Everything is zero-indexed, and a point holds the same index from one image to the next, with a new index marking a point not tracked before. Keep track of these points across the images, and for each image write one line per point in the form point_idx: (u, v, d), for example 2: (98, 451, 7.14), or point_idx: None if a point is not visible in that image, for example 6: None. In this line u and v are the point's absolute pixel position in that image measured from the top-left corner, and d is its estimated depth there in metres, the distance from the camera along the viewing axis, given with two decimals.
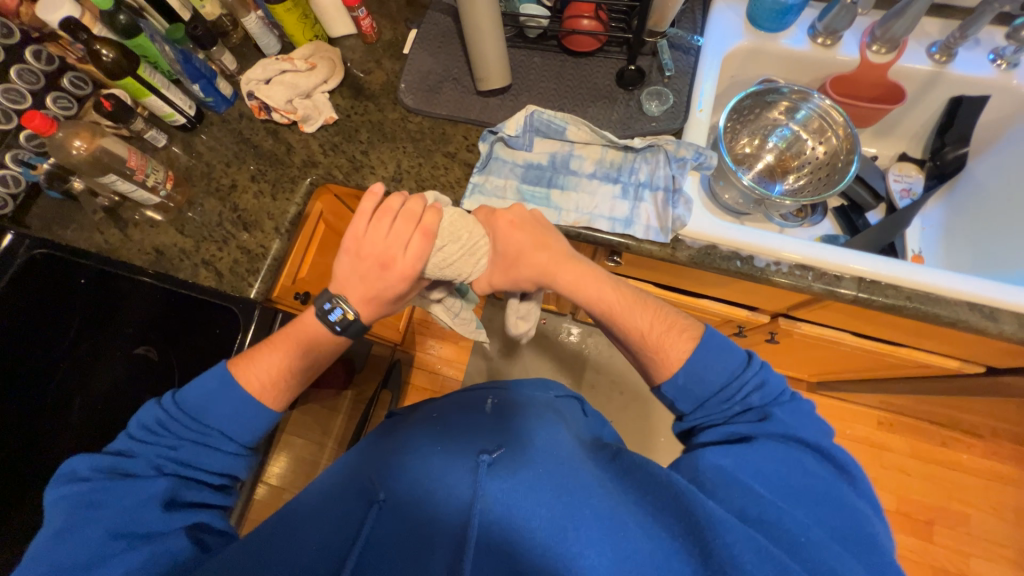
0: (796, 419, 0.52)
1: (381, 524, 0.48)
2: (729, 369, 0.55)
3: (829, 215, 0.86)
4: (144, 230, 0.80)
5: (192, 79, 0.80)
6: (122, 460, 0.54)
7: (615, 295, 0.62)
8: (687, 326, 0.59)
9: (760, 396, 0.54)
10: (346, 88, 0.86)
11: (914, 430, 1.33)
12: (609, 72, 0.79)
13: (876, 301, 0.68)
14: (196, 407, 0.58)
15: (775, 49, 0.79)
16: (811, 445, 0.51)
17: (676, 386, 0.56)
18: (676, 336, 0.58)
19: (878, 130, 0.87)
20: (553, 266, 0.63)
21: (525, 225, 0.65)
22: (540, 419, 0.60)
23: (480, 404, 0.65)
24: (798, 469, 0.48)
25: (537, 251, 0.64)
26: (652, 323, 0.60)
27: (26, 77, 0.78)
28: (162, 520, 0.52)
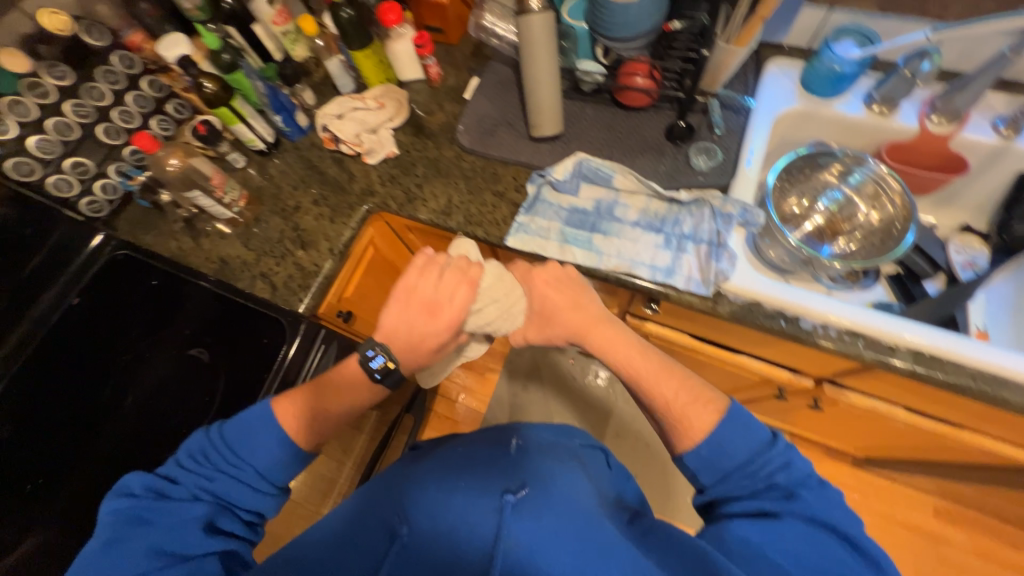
0: (821, 502, 0.50)
1: (402, 563, 0.48)
2: (751, 445, 0.53)
3: (883, 281, 0.82)
4: (214, 241, 0.87)
5: (274, 110, 0.90)
6: (164, 483, 0.58)
7: (643, 363, 0.62)
8: (712, 400, 0.57)
9: (786, 477, 0.51)
10: (409, 126, 0.92)
11: (975, 523, 1.20)
12: (659, 127, 0.81)
13: (934, 377, 0.64)
14: (235, 441, 0.61)
15: (828, 113, 0.79)
16: (843, 533, 0.48)
17: (699, 458, 0.54)
18: (700, 405, 0.57)
19: (937, 199, 0.84)
20: (581, 318, 0.67)
21: (558, 278, 0.69)
22: (565, 464, 0.60)
23: (505, 442, 0.65)
24: (826, 554, 0.47)
25: (568, 303, 0.68)
26: (676, 392, 0.58)
27: (139, 101, 0.88)
28: (195, 544, 0.54)
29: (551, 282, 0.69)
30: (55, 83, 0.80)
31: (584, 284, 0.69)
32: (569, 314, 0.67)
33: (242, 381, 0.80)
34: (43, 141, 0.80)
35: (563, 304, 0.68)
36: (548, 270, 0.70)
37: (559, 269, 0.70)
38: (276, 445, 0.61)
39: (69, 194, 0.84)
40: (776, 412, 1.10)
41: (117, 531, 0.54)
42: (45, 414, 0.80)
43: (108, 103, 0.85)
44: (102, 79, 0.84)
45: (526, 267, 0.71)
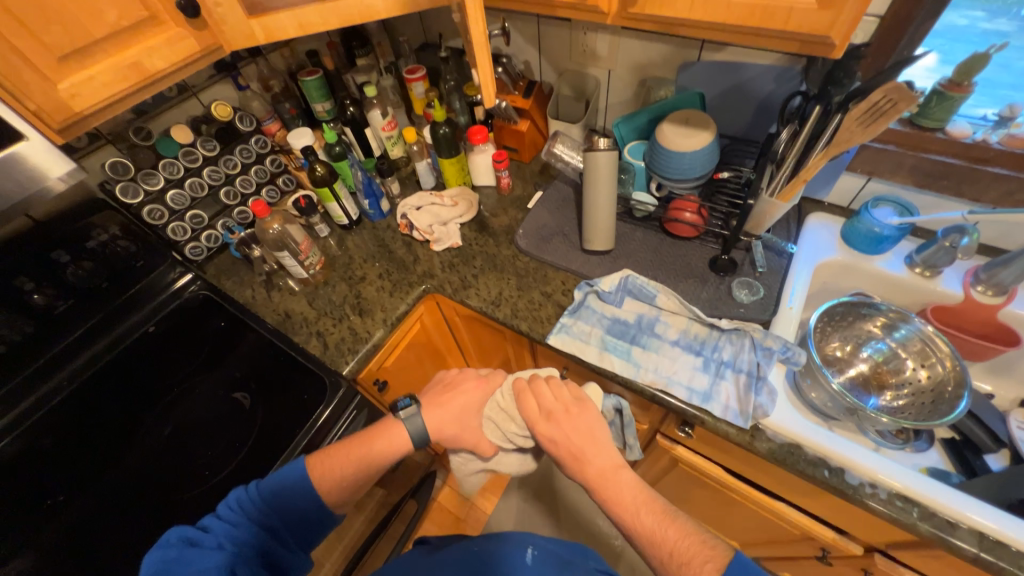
0: None
1: None
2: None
3: (937, 445, 0.78)
4: (284, 296, 0.98)
5: (366, 196, 1.05)
6: (198, 530, 0.60)
7: (647, 516, 0.59)
8: (713, 554, 0.54)
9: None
10: (474, 223, 1.04)
11: None
12: (703, 257, 0.88)
13: (1006, 570, 0.57)
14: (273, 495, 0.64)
15: (869, 268, 0.83)
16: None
17: None
18: (697, 565, 0.53)
19: (990, 367, 0.82)
20: (593, 466, 0.64)
21: (570, 422, 0.67)
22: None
23: (520, 552, 0.66)
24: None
25: (584, 448, 0.66)
26: (677, 541, 0.56)
27: (259, 173, 1.06)
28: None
29: (559, 428, 0.66)
30: (205, 153, 0.98)
31: (597, 427, 0.67)
32: (574, 461, 0.65)
33: (273, 429, 0.81)
34: (177, 195, 0.96)
35: (570, 450, 0.65)
36: (560, 412, 0.67)
37: (565, 414, 0.67)
38: (303, 495, 0.64)
39: (180, 238, 1.00)
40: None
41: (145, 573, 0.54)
42: (88, 431, 0.83)
43: (236, 172, 1.03)
44: (239, 155, 1.03)
45: (535, 406, 0.69)
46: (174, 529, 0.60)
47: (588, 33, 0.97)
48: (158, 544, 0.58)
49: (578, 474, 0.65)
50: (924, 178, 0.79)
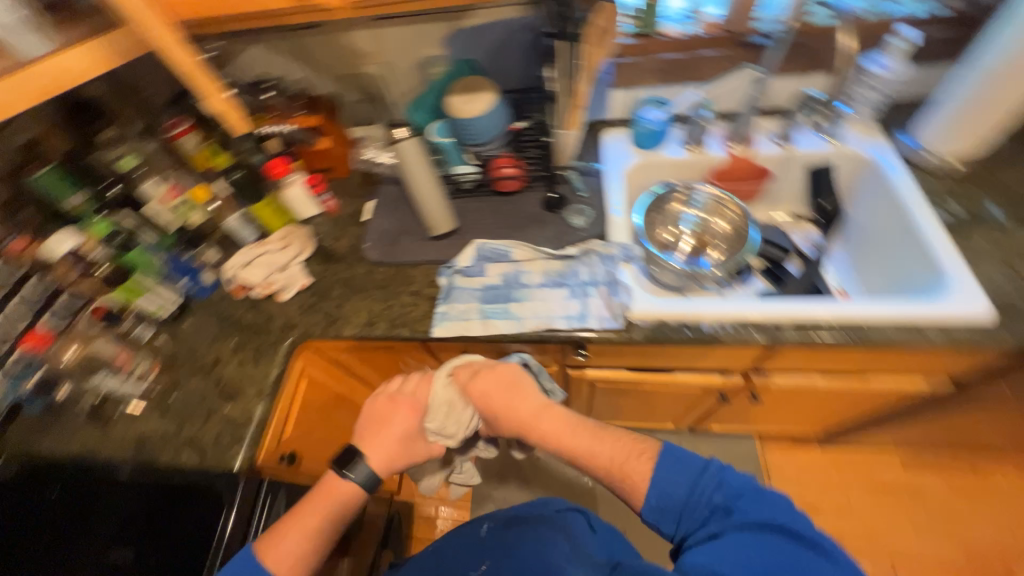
0: (759, 506, 0.55)
1: None
2: (689, 479, 0.60)
3: (759, 275, 0.96)
4: (126, 423, 0.82)
5: (178, 276, 0.92)
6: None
7: (582, 436, 0.68)
8: (646, 448, 0.65)
9: (724, 496, 0.58)
10: (317, 256, 0.98)
11: (941, 464, 1.37)
12: (536, 202, 0.95)
13: (818, 339, 0.74)
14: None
15: (661, 160, 0.98)
16: (792, 531, 0.53)
17: (652, 508, 0.61)
18: (636, 459, 0.64)
19: (767, 201, 1.04)
20: (524, 412, 0.72)
21: (497, 378, 0.75)
22: (529, 538, 0.70)
23: (477, 533, 0.76)
24: (767, 552, 0.51)
25: (512, 400, 0.73)
26: (612, 449, 0.66)
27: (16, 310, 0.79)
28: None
29: (490, 387, 0.74)
30: None
31: (520, 377, 0.75)
32: (510, 412, 0.73)
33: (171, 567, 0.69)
34: None
35: (506, 405, 0.73)
36: (484, 368, 0.77)
37: (493, 373, 0.76)
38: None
39: None
40: (732, 417, 1.18)
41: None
42: None
43: None
44: None
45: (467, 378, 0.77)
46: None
47: (344, 32, 0.96)
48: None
49: (517, 424, 0.72)
50: (665, 73, 0.95)
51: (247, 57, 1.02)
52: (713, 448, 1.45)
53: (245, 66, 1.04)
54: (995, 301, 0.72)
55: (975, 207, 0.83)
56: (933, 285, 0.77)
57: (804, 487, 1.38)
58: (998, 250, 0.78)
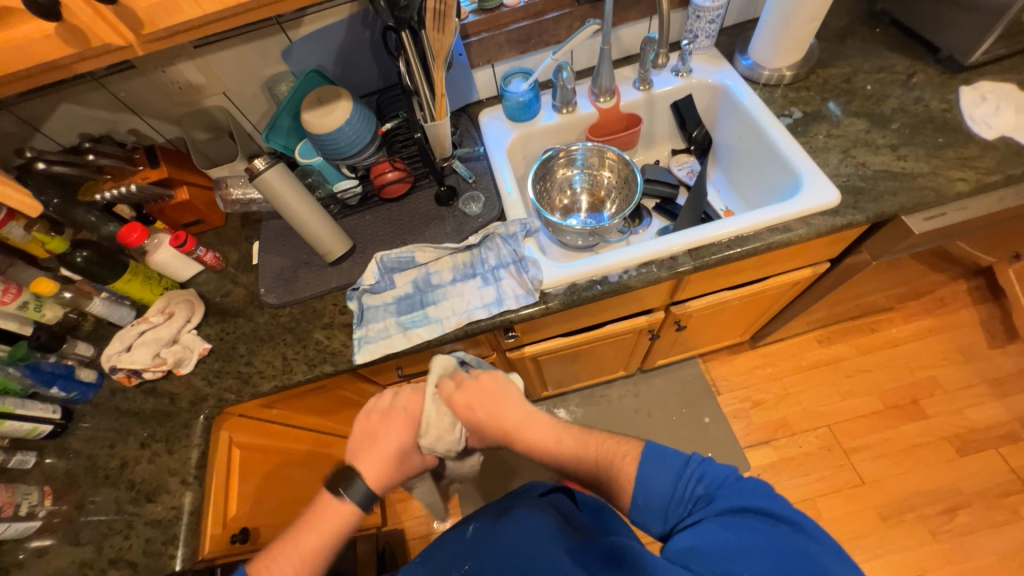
0: (737, 494, 0.51)
1: None
2: (673, 474, 0.56)
3: (656, 214, 1.04)
4: (31, 566, 0.70)
5: (47, 384, 0.77)
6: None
7: (568, 439, 0.66)
8: (630, 448, 0.62)
9: (705, 486, 0.55)
10: (212, 316, 0.89)
11: (847, 331, 1.57)
12: (429, 199, 0.93)
13: (710, 261, 0.80)
14: None
15: (538, 129, 0.99)
16: (768, 512, 0.49)
17: (638, 507, 0.57)
18: (621, 461, 0.60)
19: (644, 143, 1.10)
20: (509, 419, 0.69)
21: (481, 391, 0.71)
22: (512, 525, 0.67)
23: (464, 535, 0.73)
24: (743, 531, 0.48)
25: (494, 410, 0.70)
26: (597, 450, 0.63)
27: None
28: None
29: (473, 402, 0.70)
30: None
31: (505, 388, 0.72)
32: (495, 422, 0.69)
33: None
34: None
35: (490, 413, 0.69)
36: (470, 386, 0.72)
37: (478, 386, 0.72)
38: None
39: None
40: (671, 347, 1.26)
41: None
42: None
43: None
44: None
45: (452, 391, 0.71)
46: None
47: (165, 68, 0.86)
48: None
49: (503, 434, 0.69)
50: (519, 43, 0.96)
51: (58, 118, 0.88)
52: (666, 380, 1.56)
53: (57, 128, 0.90)
54: (841, 186, 0.82)
55: (812, 108, 0.92)
56: (795, 185, 0.85)
57: (750, 389, 1.52)
58: (836, 142, 0.87)
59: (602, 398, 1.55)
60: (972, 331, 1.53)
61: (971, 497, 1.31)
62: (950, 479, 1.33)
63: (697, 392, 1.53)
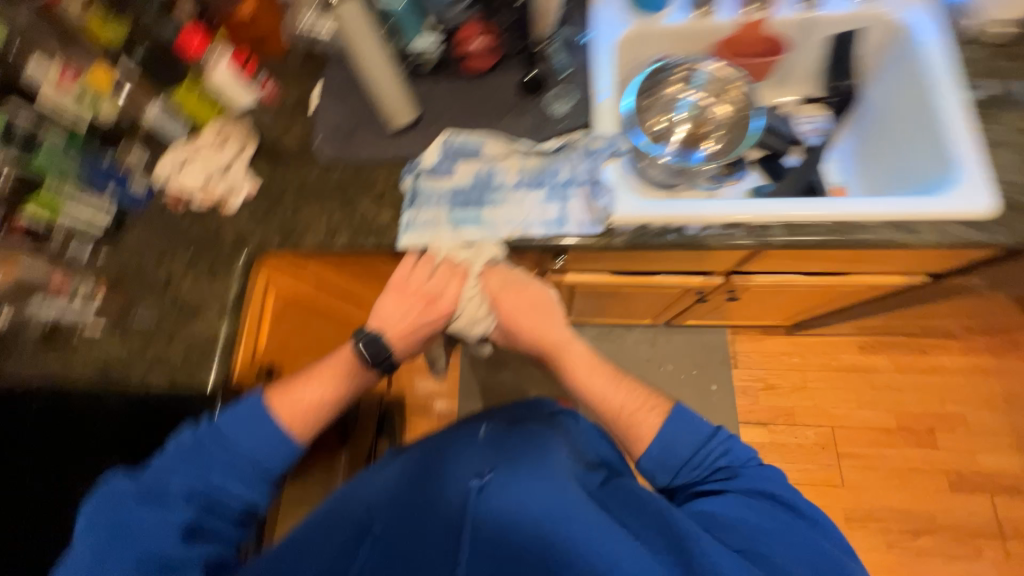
0: (761, 478, 0.54)
1: (377, 559, 0.49)
2: (697, 441, 0.56)
3: (754, 167, 0.90)
4: (86, 347, 0.77)
5: (101, 183, 0.79)
6: (154, 483, 0.59)
7: (599, 378, 0.66)
8: (657, 403, 0.61)
9: (728, 461, 0.56)
10: (264, 156, 0.85)
11: (895, 345, 1.47)
12: (511, 84, 0.81)
13: (805, 242, 0.70)
14: (201, 458, 0.61)
15: (659, 28, 0.83)
16: (783, 501, 0.51)
17: (651, 459, 0.57)
18: (647, 412, 0.60)
19: (775, 81, 0.92)
20: (551, 335, 0.71)
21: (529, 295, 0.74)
22: (535, 439, 0.60)
23: (475, 432, 0.65)
24: (765, 515, 0.50)
25: (539, 322, 0.72)
26: (625, 396, 0.63)
27: None
28: (177, 551, 0.56)
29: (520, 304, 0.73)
30: None
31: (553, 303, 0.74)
32: (538, 334, 0.71)
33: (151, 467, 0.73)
34: None
35: (529, 323, 0.72)
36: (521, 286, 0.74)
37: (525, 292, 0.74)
38: (258, 426, 0.63)
39: None
40: (709, 311, 1.20)
41: (108, 532, 0.56)
42: None
43: None
44: None
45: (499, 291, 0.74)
46: (123, 483, 0.59)
47: None
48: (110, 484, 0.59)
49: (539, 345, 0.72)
50: None
51: None
52: (687, 339, 1.53)
53: None
54: (1000, 197, 0.68)
55: (1009, 88, 0.73)
56: (943, 179, 0.71)
57: (768, 370, 1.49)
58: (1019, 140, 0.70)
59: (618, 337, 1.55)
60: None
61: (942, 528, 1.33)
62: (928, 507, 1.35)
63: (713, 358, 1.51)
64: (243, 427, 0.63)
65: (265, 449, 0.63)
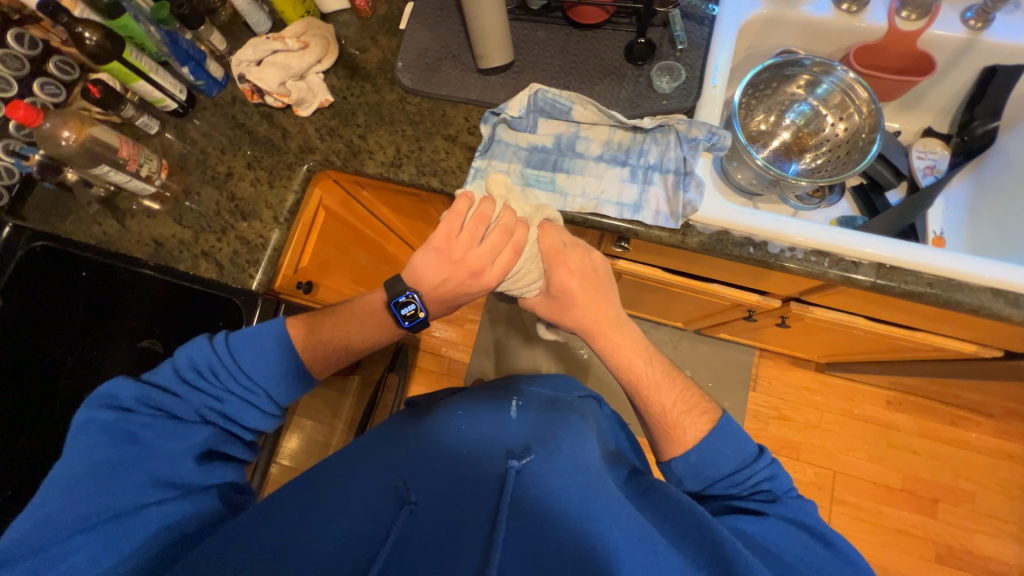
0: (801, 508, 0.52)
1: (412, 526, 0.46)
2: (740, 458, 0.54)
3: (847, 195, 0.83)
4: (142, 221, 0.78)
5: (180, 61, 0.76)
6: (161, 396, 0.57)
7: (654, 368, 0.62)
8: (708, 409, 0.59)
9: (771, 486, 0.54)
10: (342, 68, 0.81)
11: (924, 409, 1.42)
12: (617, 46, 0.75)
13: (895, 288, 0.64)
14: (234, 366, 0.59)
15: (796, 16, 0.75)
16: (821, 535, 0.50)
17: (687, 463, 0.56)
18: (693, 416, 0.58)
19: (903, 103, 0.83)
20: (604, 313, 0.64)
21: (584, 266, 0.64)
22: (569, 428, 0.59)
23: (505, 408, 0.63)
24: (807, 548, 0.48)
25: (590, 297, 0.64)
26: (676, 400, 0.60)
27: (48, 89, 0.76)
28: (191, 474, 0.54)
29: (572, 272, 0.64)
30: None
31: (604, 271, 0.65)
32: (586, 313, 0.64)
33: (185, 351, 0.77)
34: None
35: (582, 302, 0.64)
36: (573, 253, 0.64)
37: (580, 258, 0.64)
38: (276, 352, 0.61)
39: None
40: (747, 330, 1.16)
41: (112, 444, 0.52)
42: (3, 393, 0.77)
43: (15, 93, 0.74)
44: None
45: (553, 261, 0.63)
46: (123, 394, 0.56)
47: None
48: (108, 414, 0.54)
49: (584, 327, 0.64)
50: None
51: None
52: (711, 351, 1.50)
53: None
54: None
55: None
56: None
57: (785, 402, 1.46)
58: None
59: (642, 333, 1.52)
60: None
61: None
62: (910, 572, 1.33)
63: (733, 376, 1.48)
64: (265, 352, 0.61)
65: (276, 373, 0.61)
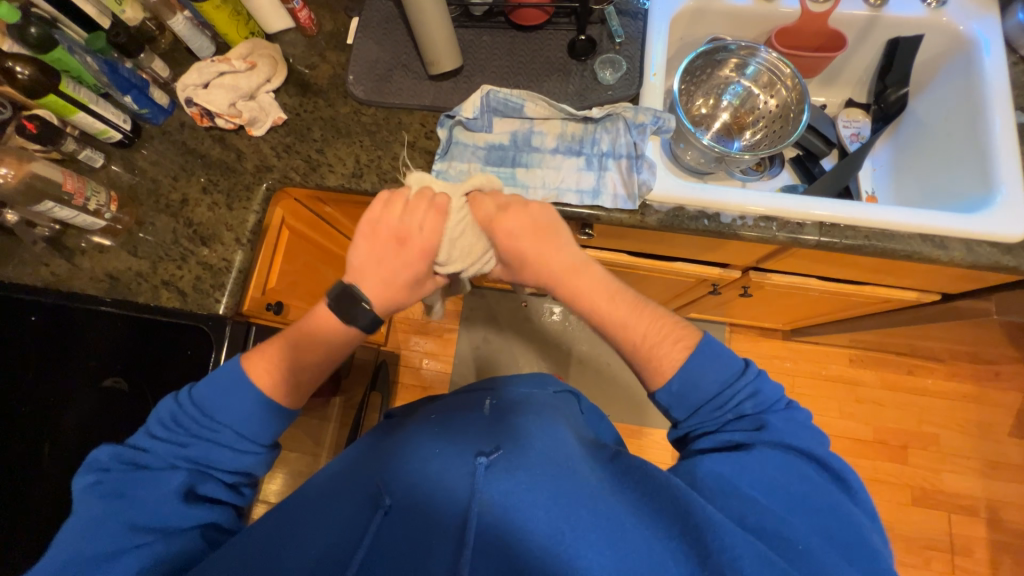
0: (789, 426, 0.54)
1: (385, 532, 0.47)
2: (726, 377, 0.57)
3: (787, 166, 0.90)
4: (94, 257, 0.75)
5: (122, 90, 0.75)
6: (135, 452, 0.56)
7: (618, 304, 0.62)
8: (683, 335, 0.60)
9: (756, 401, 0.56)
10: (292, 85, 0.81)
11: (883, 362, 1.51)
12: (561, 45, 0.78)
13: (837, 244, 0.70)
14: (207, 403, 0.59)
15: (720, 6, 0.81)
16: (812, 455, 0.52)
17: (669, 393, 0.58)
18: (668, 344, 0.59)
19: (825, 78, 0.91)
20: (558, 267, 0.63)
21: (529, 218, 0.64)
22: (541, 423, 0.59)
23: (477, 411, 0.62)
24: (796, 474, 0.50)
25: (545, 250, 0.64)
26: (649, 326, 0.60)
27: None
28: (175, 518, 0.53)
29: (519, 228, 0.64)
30: None
31: (560, 232, 0.65)
32: (542, 259, 0.64)
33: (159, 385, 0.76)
34: None
35: (536, 250, 0.64)
36: (516, 206, 0.65)
37: (528, 216, 0.64)
38: (240, 388, 0.60)
39: None
40: (715, 305, 1.21)
41: (94, 503, 0.52)
42: None
43: None
44: None
45: (491, 208, 0.66)
46: (102, 455, 0.55)
47: None
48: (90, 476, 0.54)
49: (544, 273, 0.64)
50: None
51: None
52: None
53: None
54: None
55: None
56: (980, 200, 0.72)
57: None
58: None
59: None
60: (1002, 413, 1.46)
61: (895, 536, 1.38)
62: (890, 517, 1.40)
63: None
64: (230, 394, 0.59)
65: (250, 405, 0.59)
